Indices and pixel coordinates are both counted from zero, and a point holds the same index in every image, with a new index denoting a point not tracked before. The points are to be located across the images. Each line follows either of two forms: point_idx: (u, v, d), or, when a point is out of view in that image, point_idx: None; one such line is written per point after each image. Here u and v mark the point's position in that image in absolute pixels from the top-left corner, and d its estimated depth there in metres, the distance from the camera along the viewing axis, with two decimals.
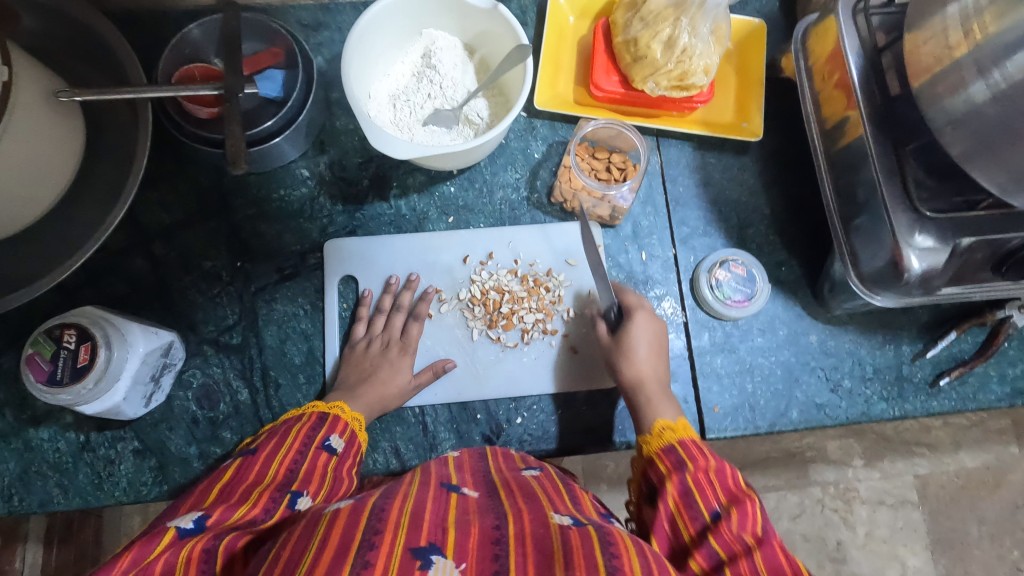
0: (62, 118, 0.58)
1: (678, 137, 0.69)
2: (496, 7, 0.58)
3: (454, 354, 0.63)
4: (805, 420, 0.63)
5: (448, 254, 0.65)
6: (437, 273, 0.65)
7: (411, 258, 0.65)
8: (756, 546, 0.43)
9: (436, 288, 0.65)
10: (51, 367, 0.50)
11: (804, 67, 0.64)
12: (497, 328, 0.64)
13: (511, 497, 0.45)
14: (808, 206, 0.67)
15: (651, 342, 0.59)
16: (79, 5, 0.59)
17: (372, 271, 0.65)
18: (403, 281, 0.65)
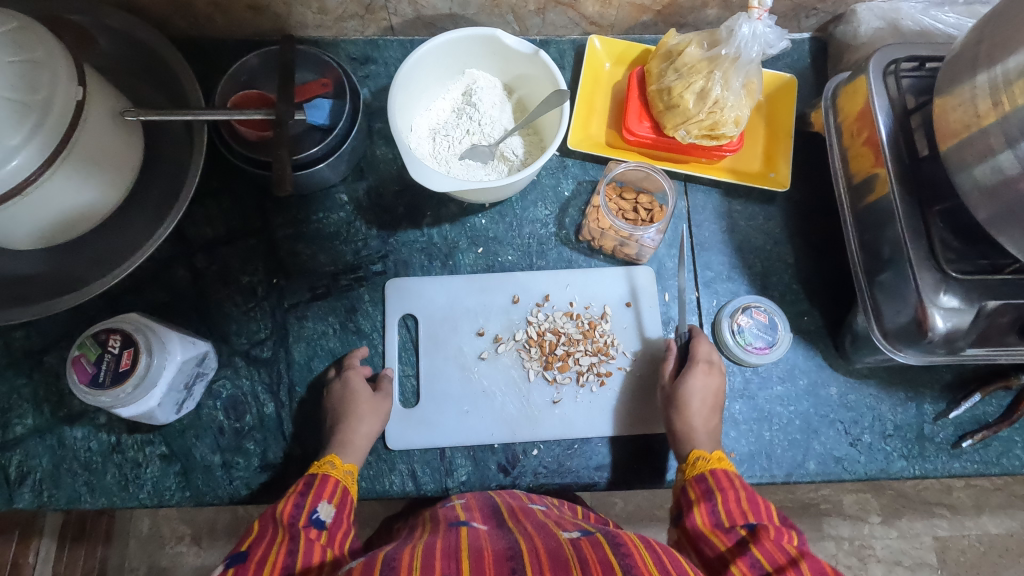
0: (124, 134, 0.62)
1: (705, 184, 0.70)
2: (538, 52, 0.61)
3: (511, 395, 0.64)
4: (823, 473, 0.62)
5: (506, 295, 0.67)
6: (494, 314, 0.66)
7: (471, 299, 0.66)
8: (799, 557, 0.46)
9: (492, 328, 0.66)
10: (94, 369, 0.52)
11: (833, 123, 0.66)
12: (552, 369, 0.64)
13: (518, 520, 0.50)
14: (831, 259, 0.68)
15: (708, 398, 0.60)
16: (149, 31, 0.63)
17: (430, 310, 0.66)
18: (461, 320, 0.66)
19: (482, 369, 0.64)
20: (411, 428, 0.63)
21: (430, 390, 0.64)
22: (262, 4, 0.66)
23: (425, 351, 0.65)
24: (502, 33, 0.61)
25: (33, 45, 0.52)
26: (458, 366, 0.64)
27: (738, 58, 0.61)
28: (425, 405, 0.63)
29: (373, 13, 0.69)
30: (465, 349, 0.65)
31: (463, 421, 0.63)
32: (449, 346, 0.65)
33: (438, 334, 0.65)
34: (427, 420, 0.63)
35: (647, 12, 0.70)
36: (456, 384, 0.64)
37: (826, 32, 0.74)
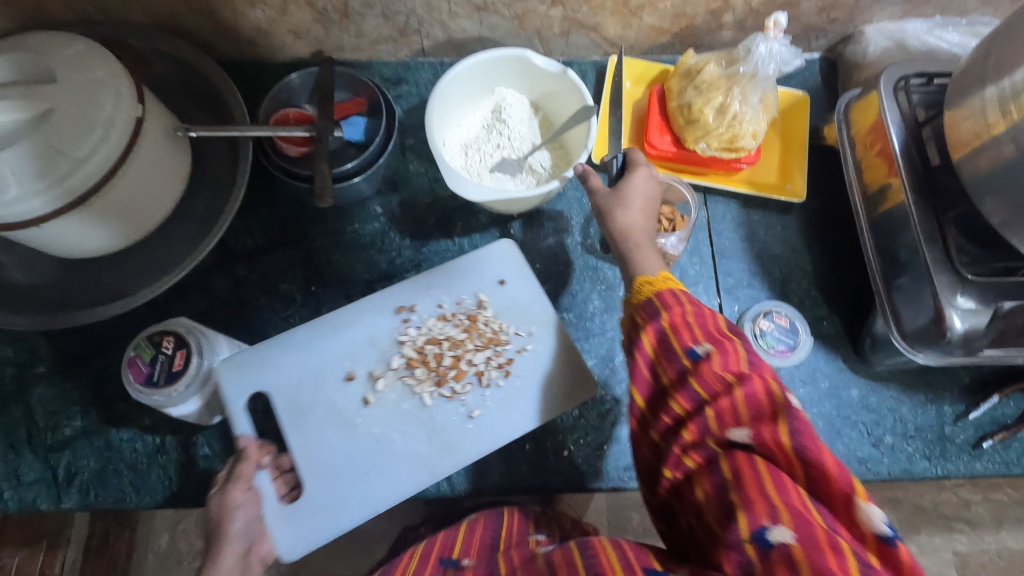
0: (175, 150, 0.65)
1: (724, 195, 0.73)
2: (566, 70, 0.65)
3: (412, 430, 0.60)
4: (847, 473, 0.63)
5: (365, 330, 0.63)
6: (359, 353, 0.62)
7: (294, 358, 0.62)
8: (738, 376, 0.41)
9: (362, 368, 0.62)
10: (149, 369, 0.55)
11: (847, 136, 0.69)
12: (447, 383, 0.61)
13: (504, 555, 0.51)
14: (848, 266, 0.70)
15: (644, 207, 0.57)
16: (197, 53, 0.68)
17: (295, 376, 0.61)
18: (330, 371, 0.62)
19: (367, 418, 0.60)
20: (311, 520, 0.57)
21: (314, 467, 0.59)
22: (303, 28, 0.70)
23: (291, 425, 0.60)
24: (532, 54, 0.66)
25: (98, 66, 0.56)
26: (338, 423, 0.60)
27: (756, 74, 0.64)
28: (313, 485, 0.58)
29: (406, 37, 0.73)
30: (337, 402, 0.61)
31: (364, 476, 0.59)
32: (320, 405, 0.61)
33: (301, 401, 0.61)
34: (325, 501, 0.58)
35: (666, 33, 0.74)
36: (344, 447, 0.59)
37: (835, 52, 0.78)
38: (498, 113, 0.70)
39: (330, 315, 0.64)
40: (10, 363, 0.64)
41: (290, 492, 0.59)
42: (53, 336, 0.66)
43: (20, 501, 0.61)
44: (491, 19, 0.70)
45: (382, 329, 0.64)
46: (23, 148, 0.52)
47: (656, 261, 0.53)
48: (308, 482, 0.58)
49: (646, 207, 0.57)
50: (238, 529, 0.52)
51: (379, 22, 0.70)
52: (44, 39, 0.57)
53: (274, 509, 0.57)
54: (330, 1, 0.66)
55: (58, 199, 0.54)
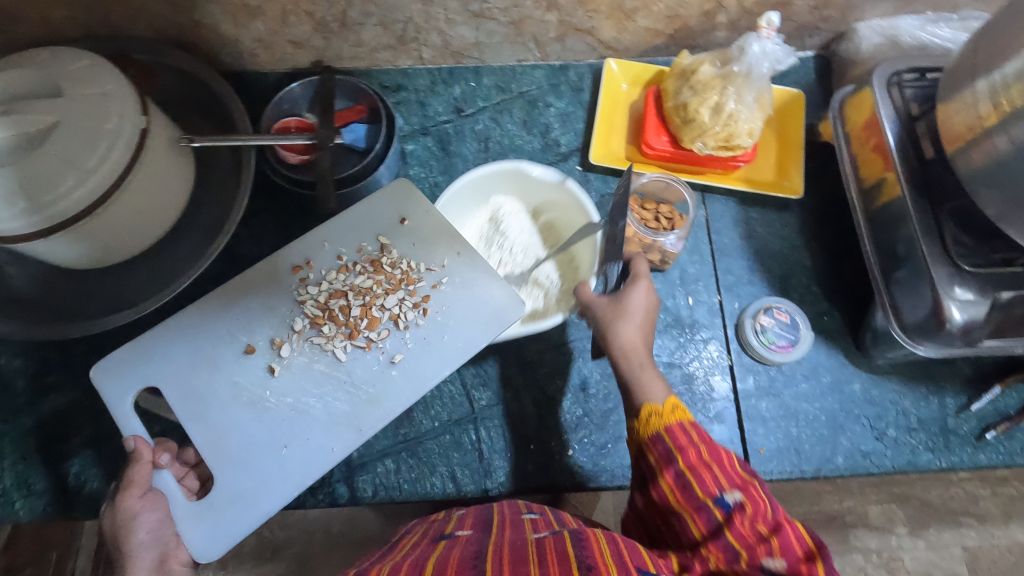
0: (181, 161, 0.66)
1: (723, 194, 0.74)
2: (565, 182, 0.67)
3: (331, 389, 0.60)
4: (851, 467, 0.64)
5: (251, 305, 0.62)
6: (254, 326, 0.62)
7: (180, 348, 0.61)
8: (772, 533, 0.45)
9: (262, 339, 0.61)
10: None
11: (842, 132, 0.69)
12: (360, 335, 0.61)
13: (500, 531, 0.49)
14: (847, 261, 0.71)
15: (645, 311, 0.60)
16: (200, 64, 0.69)
17: (171, 368, 0.60)
18: (217, 350, 0.61)
19: (276, 389, 0.60)
20: (230, 509, 0.56)
21: (225, 455, 0.58)
22: (304, 39, 0.71)
23: (196, 412, 0.59)
24: (528, 165, 0.69)
25: (106, 79, 0.57)
26: (248, 406, 0.59)
27: (750, 74, 0.66)
28: (226, 475, 0.57)
29: (405, 44, 0.74)
30: (242, 380, 0.60)
31: (279, 452, 0.58)
32: (221, 388, 0.59)
33: (196, 387, 0.59)
34: (245, 488, 0.57)
35: (661, 35, 0.75)
36: (258, 426, 0.58)
37: (829, 50, 0.79)
38: (500, 225, 0.73)
39: (209, 295, 0.62)
40: (21, 373, 0.65)
41: (201, 484, 0.60)
42: (62, 346, 0.67)
43: (31, 510, 0.61)
44: (488, 25, 0.71)
45: (280, 294, 0.63)
46: (31, 162, 0.53)
47: (660, 388, 0.55)
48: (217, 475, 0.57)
49: (644, 315, 0.60)
50: (141, 540, 0.52)
51: (378, 31, 0.71)
52: (56, 53, 0.59)
53: (182, 506, 0.56)
54: (329, 10, 0.67)
55: (73, 206, 0.55)
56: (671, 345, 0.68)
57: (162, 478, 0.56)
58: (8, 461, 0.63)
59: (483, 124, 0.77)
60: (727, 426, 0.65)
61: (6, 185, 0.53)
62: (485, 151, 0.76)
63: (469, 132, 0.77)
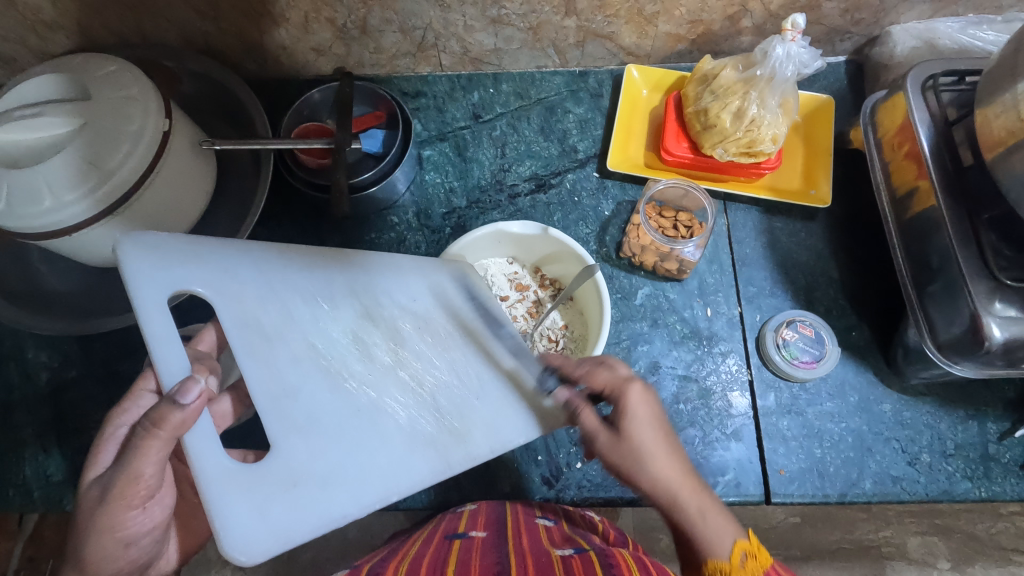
0: (202, 163, 0.68)
1: (745, 202, 0.71)
2: (546, 232, 0.59)
3: (415, 406, 0.48)
4: (879, 493, 0.60)
5: (341, 281, 0.50)
6: (339, 300, 0.49)
7: (250, 278, 0.46)
8: None
9: (347, 315, 0.49)
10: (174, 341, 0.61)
11: (872, 139, 0.66)
12: (453, 361, 0.51)
13: (516, 537, 0.49)
14: (878, 274, 0.67)
15: (657, 421, 0.47)
16: (229, 74, 0.72)
17: (235, 292, 0.45)
18: (295, 302, 0.47)
19: (359, 376, 0.47)
20: (285, 487, 0.42)
21: (290, 419, 0.44)
22: (326, 45, 0.73)
23: (253, 354, 0.44)
24: (505, 224, 0.61)
25: (130, 83, 0.59)
26: (325, 377, 0.46)
27: (773, 78, 0.63)
28: (287, 443, 0.43)
29: (424, 51, 0.75)
30: (317, 345, 0.47)
31: (352, 455, 0.44)
32: (292, 342, 0.46)
33: (262, 325, 0.45)
34: (304, 476, 0.43)
35: (683, 40, 0.74)
36: (332, 405, 0.45)
37: (861, 55, 0.76)
38: (499, 286, 0.66)
39: (294, 249, 0.50)
40: (46, 367, 0.67)
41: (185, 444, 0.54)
42: (85, 342, 0.68)
43: (50, 500, 0.63)
44: (506, 31, 0.72)
45: (372, 288, 0.51)
46: (55, 163, 0.55)
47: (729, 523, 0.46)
48: (275, 437, 0.43)
49: (662, 429, 0.47)
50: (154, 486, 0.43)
51: (398, 38, 0.72)
52: (89, 59, 0.61)
53: (222, 467, 0.40)
54: (350, 17, 0.69)
55: (93, 205, 0.56)
56: (688, 358, 0.65)
57: (202, 424, 0.41)
58: (28, 451, 0.64)
59: (501, 130, 0.77)
60: (746, 445, 0.62)
61: (33, 185, 0.55)
62: (501, 157, 0.76)
63: (486, 137, 0.77)
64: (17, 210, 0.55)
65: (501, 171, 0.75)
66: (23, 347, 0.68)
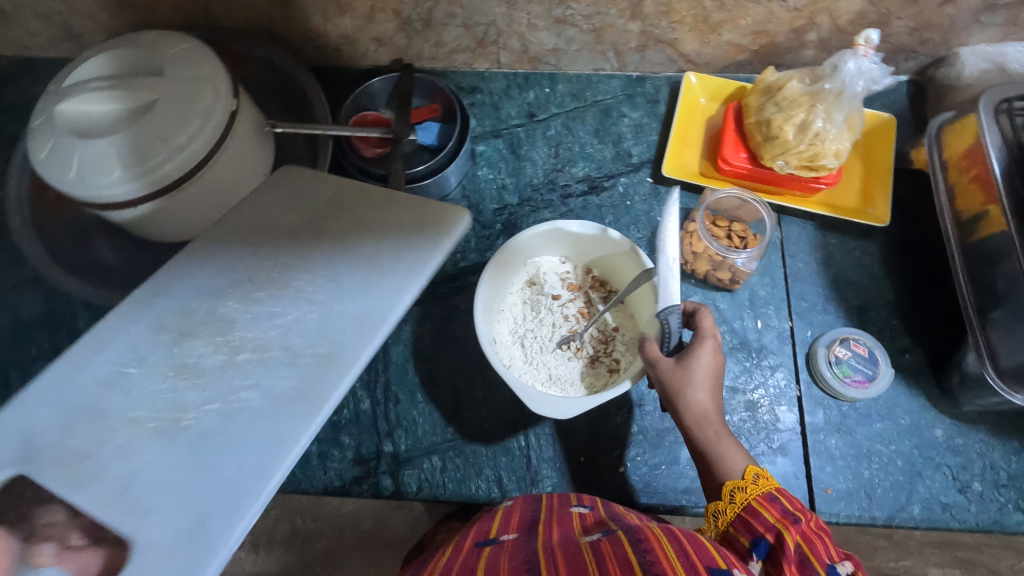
0: (262, 145, 0.68)
1: (800, 216, 0.71)
2: (605, 232, 0.59)
3: (209, 392, 0.46)
4: (928, 519, 0.59)
5: (128, 334, 0.48)
6: (86, 353, 0.46)
7: (46, 414, 0.44)
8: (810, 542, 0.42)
9: (118, 355, 0.47)
10: None
11: (938, 160, 0.65)
12: (228, 329, 0.48)
13: (547, 532, 0.48)
14: (934, 296, 0.66)
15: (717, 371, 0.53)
16: (292, 60, 0.73)
17: (45, 412, 0.44)
18: (71, 375, 0.46)
19: (194, 404, 0.45)
20: (193, 554, 0.40)
21: (140, 500, 0.41)
22: (387, 36, 0.74)
23: (94, 467, 0.43)
24: (565, 222, 0.61)
25: (202, 62, 0.60)
26: (162, 432, 0.44)
27: (842, 93, 0.63)
28: (141, 530, 0.41)
29: (484, 47, 0.75)
30: (142, 412, 0.45)
31: (234, 465, 0.43)
32: (113, 429, 0.44)
33: (76, 447, 0.43)
34: (232, 487, 0.42)
35: (745, 51, 0.74)
36: (176, 456, 0.43)
37: (924, 75, 0.75)
38: (551, 285, 0.65)
39: (98, 328, 0.48)
40: None
41: None
42: None
43: None
44: (569, 32, 0.72)
45: (144, 313, 0.48)
46: (126, 136, 0.56)
47: (740, 454, 0.50)
48: (125, 528, 0.40)
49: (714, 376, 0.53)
50: None
51: (460, 32, 0.73)
52: (157, 37, 0.62)
53: None
54: (415, 9, 0.69)
55: (160, 180, 0.57)
56: (736, 369, 0.65)
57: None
58: None
59: (555, 130, 0.77)
60: (792, 460, 0.61)
61: (103, 155, 0.55)
62: (554, 157, 0.75)
63: (540, 136, 0.77)
64: (87, 180, 0.56)
65: (554, 171, 0.75)
66: (75, 316, 0.69)
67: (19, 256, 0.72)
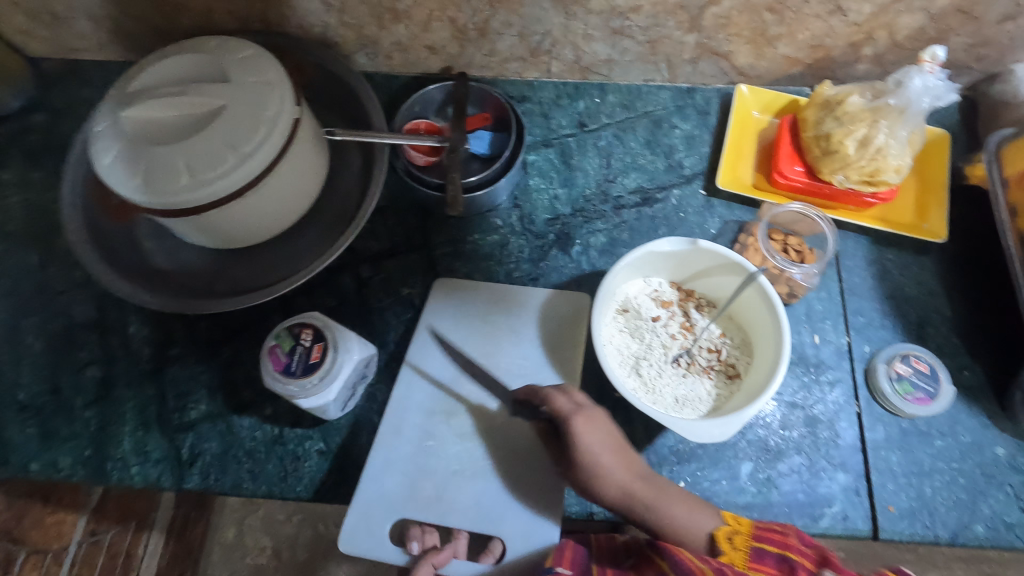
0: (319, 152, 0.68)
1: (854, 231, 0.70)
2: (698, 244, 0.58)
3: (483, 443, 0.61)
4: (993, 539, 0.58)
5: (414, 412, 0.63)
6: (411, 433, 0.62)
7: (389, 479, 0.60)
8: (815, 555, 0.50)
9: (415, 427, 0.62)
10: (287, 359, 0.57)
11: (998, 177, 0.65)
12: (480, 389, 0.64)
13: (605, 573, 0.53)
14: (992, 313, 0.66)
15: (609, 443, 0.54)
16: (346, 66, 0.72)
17: (391, 482, 0.60)
18: (395, 451, 0.61)
19: (483, 451, 0.61)
20: (534, 539, 0.58)
21: (484, 515, 0.59)
22: (441, 45, 0.74)
23: (433, 506, 0.59)
24: (653, 244, 0.59)
25: (267, 69, 0.59)
26: (463, 473, 0.60)
27: (905, 109, 0.63)
28: (494, 526, 0.58)
29: (537, 57, 0.75)
30: (453, 464, 0.61)
31: (512, 498, 0.59)
32: (442, 477, 0.60)
33: (428, 493, 0.60)
34: (529, 498, 0.59)
35: (799, 64, 0.74)
36: (484, 485, 0.60)
37: (976, 92, 0.75)
38: (645, 308, 0.63)
39: (388, 416, 0.62)
40: (149, 342, 0.68)
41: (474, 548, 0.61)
42: (188, 322, 0.68)
43: (145, 476, 0.62)
44: (624, 43, 0.72)
45: (406, 395, 0.64)
46: (195, 143, 0.55)
47: (706, 512, 0.53)
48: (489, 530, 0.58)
49: (614, 453, 0.54)
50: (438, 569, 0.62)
51: (514, 42, 0.73)
52: (223, 42, 0.61)
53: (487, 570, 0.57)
54: (473, 19, 0.69)
55: (225, 188, 0.57)
56: (795, 384, 0.64)
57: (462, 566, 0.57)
58: (128, 426, 0.64)
59: (606, 140, 0.77)
60: (854, 476, 0.61)
61: (172, 162, 0.55)
62: (606, 168, 0.75)
63: (591, 147, 0.76)
64: (155, 187, 0.55)
65: (606, 182, 0.75)
66: (126, 321, 0.69)
67: (70, 259, 0.72)
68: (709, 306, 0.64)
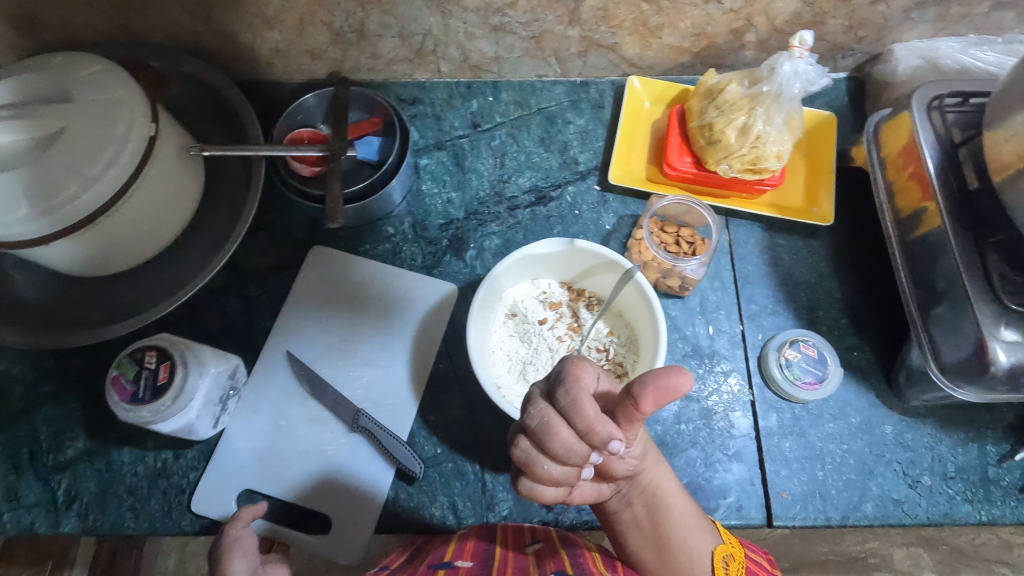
0: (190, 169, 0.65)
1: (747, 218, 0.70)
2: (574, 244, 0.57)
3: (336, 430, 0.63)
4: (882, 517, 0.59)
5: (275, 390, 0.65)
6: (271, 410, 0.64)
7: (242, 451, 0.62)
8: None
9: (270, 408, 0.64)
10: (133, 387, 0.54)
11: (876, 158, 0.65)
12: (340, 374, 0.65)
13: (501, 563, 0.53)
14: (880, 293, 0.67)
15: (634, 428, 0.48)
16: (218, 75, 0.69)
17: (242, 455, 0.62)
18: (251, 426, 0.63)
19: (332, 437, 0.63)
20: (362, 523, 0.60)
21: (318, 497, 0.61)
22: (321, 49, 0.71)
23: (275, 484, 0.62)
24: (530, 247, 0.58)
25: (116, 85, 0.56)
26: (309, 456, 0.62)
27: (779, 95, 0.63)
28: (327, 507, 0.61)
29: (423, 57, 0.73)
30: (303, 446, 0.63)
31: (343, 486, 0.61)
32: (291, 458, 0.62)
33: (274, 470, 0.62)
34: (367, 485, 0.61)
35: (687, 53, 0.73)
36: (326, 470, 0.62)
37: (862, 72, 0.76)
38: (533, 310, 0.62)
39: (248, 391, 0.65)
40: (19, 381, 0.64)
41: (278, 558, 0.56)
42: (62, 356, 0.65)
43: (19, 523, 0.60)
44: (508, 39, 0.70)
45: (267, 375, 0.65)
46: (32, 170, 0.52)
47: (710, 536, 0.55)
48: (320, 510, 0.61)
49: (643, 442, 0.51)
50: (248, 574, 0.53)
51: (396, 43, 0.70)
52: (68, 58, 0.58)
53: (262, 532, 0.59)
54: (347, 21, 0.67)
55: (70, 216, 0.53)
56: (690, 377, 0.64)
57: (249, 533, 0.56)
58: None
59: (500, 139, 0.75)
60: (748, 466, 0.61)
61: (6, 191, 0.51)
62: (500, 168, 0.74)
63: (485, 147, 0.75)
64: None
65: (500, 182, 0.73)
66: None
67: None
68: (598, 304, 0.63)
